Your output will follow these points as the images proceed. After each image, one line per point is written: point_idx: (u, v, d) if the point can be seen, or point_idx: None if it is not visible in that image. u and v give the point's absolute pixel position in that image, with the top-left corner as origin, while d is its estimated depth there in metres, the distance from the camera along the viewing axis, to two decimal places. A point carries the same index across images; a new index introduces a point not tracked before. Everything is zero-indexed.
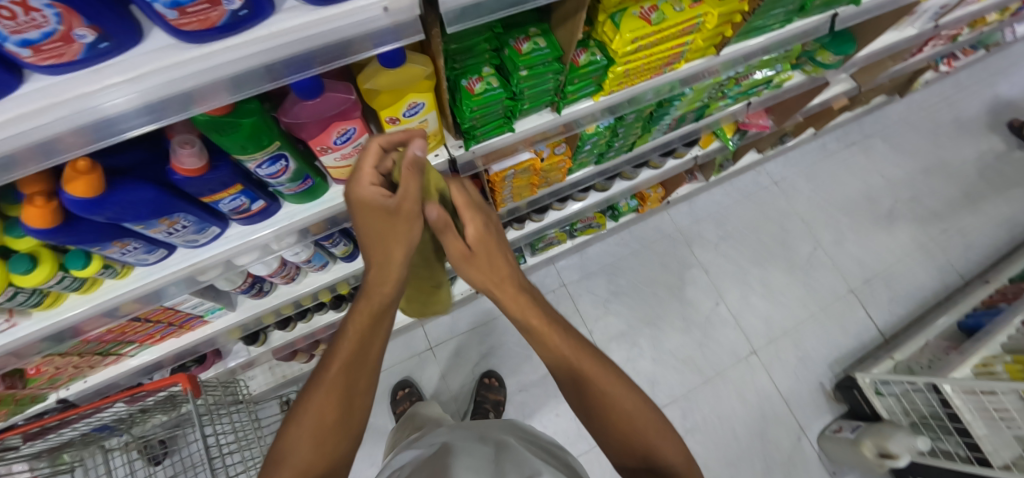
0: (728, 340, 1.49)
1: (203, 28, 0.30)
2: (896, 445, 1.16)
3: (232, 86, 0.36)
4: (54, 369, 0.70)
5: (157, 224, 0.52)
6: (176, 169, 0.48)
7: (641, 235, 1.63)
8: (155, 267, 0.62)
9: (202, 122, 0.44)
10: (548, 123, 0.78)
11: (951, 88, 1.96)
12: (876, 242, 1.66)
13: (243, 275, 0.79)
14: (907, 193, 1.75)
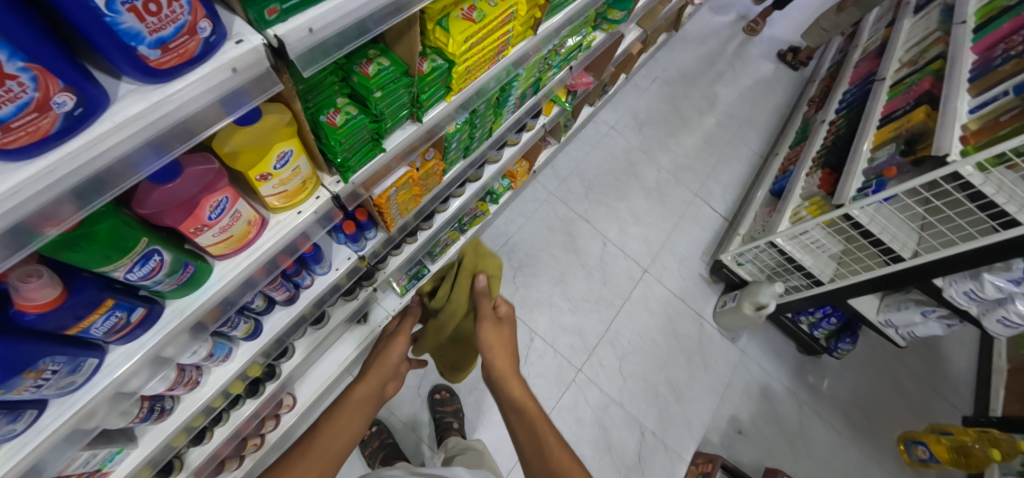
0: (621, 269, 1.70)
1: (35, 141, 0.28)
2: (764, 296, 1.50)
3: (76, 198, 0.33)
4: None
5: (26, 379, 0.44)
6: (26, 309, 0.41)
7: (522, 208, 1.74)
8: (31, 435, 0.50)
9: (49, 246, 0.40)
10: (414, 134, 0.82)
11: (703, 20, 2.54)
12: (699, 151, 2.09)
13: (138, 401, 0.67)
14: (712, 102, 2.25)
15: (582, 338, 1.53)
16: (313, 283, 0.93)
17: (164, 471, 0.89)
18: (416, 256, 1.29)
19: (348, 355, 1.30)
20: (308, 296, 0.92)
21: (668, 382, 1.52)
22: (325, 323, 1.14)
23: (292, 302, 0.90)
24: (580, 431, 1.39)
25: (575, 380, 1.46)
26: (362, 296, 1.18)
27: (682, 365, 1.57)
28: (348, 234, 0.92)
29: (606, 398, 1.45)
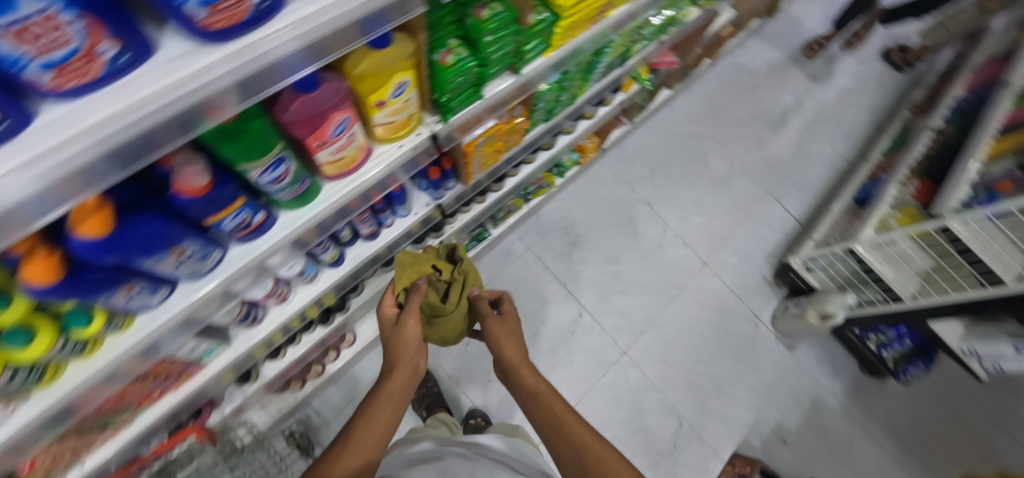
0: (677, 258, 1.62)
1: (231, 25, 0.31)
2: (833, 305, 1.37)
3: (241, 92, 0.37)
4: (48, 460, 0.62)
5: (169, 255, 0.50)
6: (182, 191, 0.46)
7: (586, 186, 1.68)
8: (162, 310, 0.57)
9: (212, 136, 0.44)
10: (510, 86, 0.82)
11: (801, 6, 2.32)
12: (777, 146, 1.94)
13: (239, 304, 0.73)
14: (799, 97, 2.08)
15: (628, 320, 1.50)
16: (394, 224, 0.96)
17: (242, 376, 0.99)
18: (480, 218, 1.30)
19: None
20: (387, 236, 0.95)
21: (712, 378, 1.47)
22: (394, 267, 1.16)
23: (374, 238, 0.94)
24: (616, 412, 1.39)
25: (618, 360, 1.45)
26: (429, 246, 1.21)
27: (730, 363, 1.50)
28: (434, 179, 0.94)
29: (646, 382, 1.43)
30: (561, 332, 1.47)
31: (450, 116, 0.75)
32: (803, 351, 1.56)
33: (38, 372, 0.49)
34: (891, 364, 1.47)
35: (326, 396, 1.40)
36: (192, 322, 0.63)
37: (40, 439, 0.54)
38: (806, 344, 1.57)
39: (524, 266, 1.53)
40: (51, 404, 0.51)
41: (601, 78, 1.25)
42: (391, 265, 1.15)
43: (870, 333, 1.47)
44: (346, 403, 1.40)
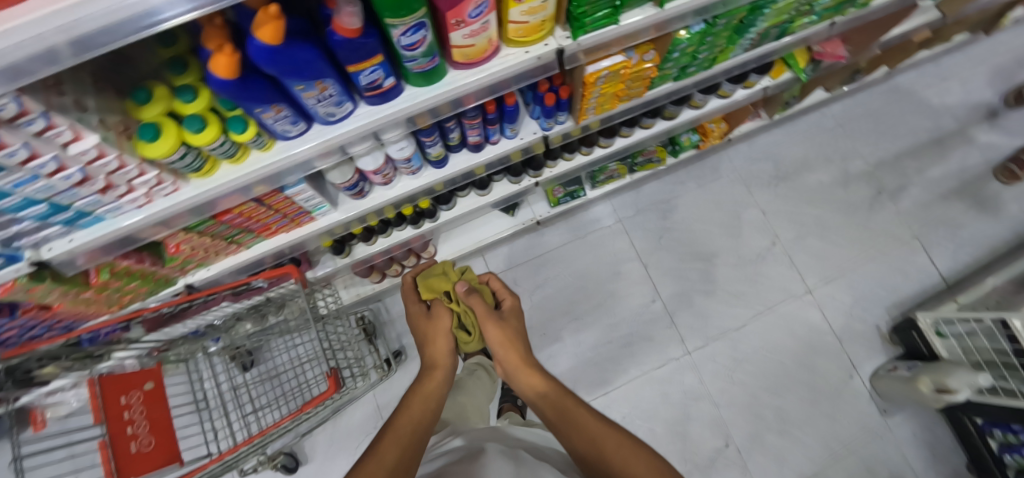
0: (780, 277, 1.45)
1: None
2: (956, 380, 1.12)
3: None
4: (190, 249, 0.74)
5: (314, 88, 0.53)
6: (339, 30, 0.48)
7: (696, 173, 1.55)
8: (296, 143, 0.62)
9: None
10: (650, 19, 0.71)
11: None
12: (950, 186, 1.55)
13: (352, 169, 0.77)
14: (1003, 134, 1.61)
15: (702, 323, 1.40)
16: (500, 142, 0.93)
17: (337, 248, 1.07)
18: (579, 171, 1.27)
19: (487, 235, 1.36)
20: (491, 152, 0.93)
21: (777, 412, 1.33)
22: (489, 193, 1.16)
23: (479, 150, 0.92)
24: (661, 408, 1.33)
25: (677, 358, 1.37)
26: (525, 184, 1.17)
27: (804, 404, 1.33)
28: (546, 106, 0.86)
29: (701, 390, 1.35)
30: (630, 310, 1.41)
31: (581, 34, 0.67)
32: (900, 423, 1.32)
33: (203, 161, 0.58)
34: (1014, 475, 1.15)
35: (397, 297, 1.48)
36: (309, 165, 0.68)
37: (190, 219, 0.66)
38: (907, 416, 1.33)
39: (607, 237, 1.48)
40: (201, 193, 0.61)
41: (748, 48, 1.04)
42: (487, 190, 1.15)
43: (993, 428, 1.17)
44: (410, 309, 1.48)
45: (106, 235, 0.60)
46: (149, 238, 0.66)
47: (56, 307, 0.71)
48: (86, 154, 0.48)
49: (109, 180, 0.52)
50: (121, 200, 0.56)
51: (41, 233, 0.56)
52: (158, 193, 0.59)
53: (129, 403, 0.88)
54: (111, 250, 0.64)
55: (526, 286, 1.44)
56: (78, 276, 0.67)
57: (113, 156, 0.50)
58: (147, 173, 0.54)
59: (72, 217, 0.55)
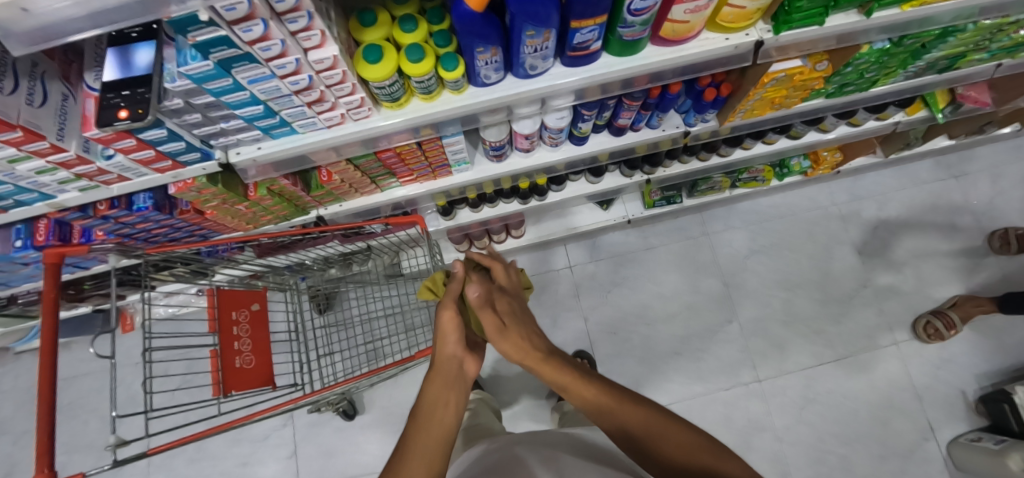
0: (868, 324, 1.39)
1: None
2: None
3: None
4: (338, 181, 0.76)
5: (538, 38, 0.52)
6: None
7: (792, 200, 1.52)
8: (486, 91, 0.61)
9: None
10: (855, 25, 0.67)
11: None
12: None
13: (507, 130, 0.77)
14: None
15: (778, 354, 1.37)
16: (641, 130, 0.92)
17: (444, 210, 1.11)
18: (688, 176, 1.24)
19: (579, 225, 1.37)
20: (632, 137, 0.92)
21: (843, 460, 1.27)
22: (600, 181, 1.17)
23: (620, 135, 0.91)
24: (721, 431, 1.30)
25: (745, 384, 1.35)
26: (636, 178, 1.17)
27: (872, 458, 1.27)
28: (703, 102, 0.84)
29: (766, 422, 1.31)
30: (705, 325, 1.41)
31: (784, 30, 0.64)
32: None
33: (402, 92, 0.57)
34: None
35: None
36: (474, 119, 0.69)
37: (358, 150, 0.67)
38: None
39: (693, 247, 1.49)
40: (389, 124, 0.61)
41: (908, 77, 0.97)
42: (599, 178, 1.15)
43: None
44: None
45: (292, 149, 0.61)
46: (316, 162, 0.67)
47: (208, 214, 0.74)
48: (321, 63, 0.48)
49: (322, 94, 0.52)
50: (318, 116, 0.57)
51: (237, 136, 0.58)
52: (351, 116, 0.59)
53: (238, 320, 0.91)
54: (283, 166, 0.65)
55: (603, 283, 1.46)
56: (242, 188, 0.69)
57: (340, 71, 0.50)
58: (354, 94, 0.54)
59: (273, 124, 0.56)
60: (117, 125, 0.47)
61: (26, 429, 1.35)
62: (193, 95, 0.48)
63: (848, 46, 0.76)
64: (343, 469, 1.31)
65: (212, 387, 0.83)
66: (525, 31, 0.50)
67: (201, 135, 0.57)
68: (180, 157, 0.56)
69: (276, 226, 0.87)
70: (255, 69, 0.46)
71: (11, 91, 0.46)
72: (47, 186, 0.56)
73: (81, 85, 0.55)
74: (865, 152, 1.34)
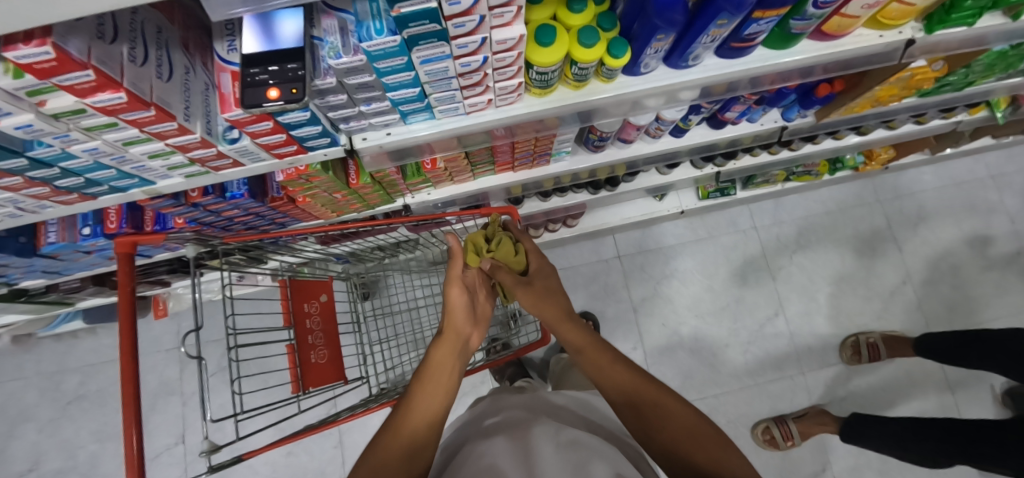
0: (907, 318, 1.44)
1: None
2: None
3: None
4: (441, 169, 0.71)
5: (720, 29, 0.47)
6: None
7: (839, 195, 1.52)
8: (634, 81, 0.57)
9: None
10: (1002, 27, 0.64)
11: None
12: None
13: (620, 122, 0.73)
14: None
15: (822, 348, 1.41)
16: (739, 123, 0.88)
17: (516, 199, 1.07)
18: (751, 171, 1.22)
19: (634, 215, 1.34)
20: (731, 131, 0.88)
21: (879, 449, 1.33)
22: (672, 173, 1.15)
23: (720, 127, 0.88)
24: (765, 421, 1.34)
25: (790, 376, 1.39)
26: (707, 171, 1.15)
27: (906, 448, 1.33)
28: (812, 98, 0.81)
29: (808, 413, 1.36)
30: (751, 319, 1.43)
31: (939, 29, 0.61)
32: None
33: (555, 79, 0.52)
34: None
35: None
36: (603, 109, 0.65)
37: (478, 139, 0.62)
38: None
39: (742, 240, 1.49)
40: (530, 112, 0.56)
41: (998, 79, 0.94)
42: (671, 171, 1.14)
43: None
44: None
45: (426, 135, 0.55)
46: (436, 151, 0.62)
47: (300, 202, 0.68)
48: (503, 43, 0.42)
49: (483, 77, 0.47)
50: (464, 101, 0.51)
51: (370, 119, 0.52)
52: (497, 102, 0.53)
53: (310, 312, 0.85)
54: (402, 154, 0.60)
55: (653, 274, 1.45)
56: (347, 175, 0.63)
57: (515, 54, 0.44)
58: (512, 80, 0.49)
59: (417, 108, 0.50)
60: (266, 107, 0.40)
61: (55, 416, 1.29)
62: (351, 74, 0.42)
63: (977, 49, 0.72)
64: None
65: (291, 383, 0.77)
66: (712, 19, 0.46)
67: (333, 118, 0.50)
68: (308, 141, 0.50)
69: (356, 216, 0.82)
70: (436, 47, 0.40)
71: (141, 62, 0.40)
72: (152, 171, 0.50)
73: (202, 56, 0.49)
74: (918, 149, 1.31)
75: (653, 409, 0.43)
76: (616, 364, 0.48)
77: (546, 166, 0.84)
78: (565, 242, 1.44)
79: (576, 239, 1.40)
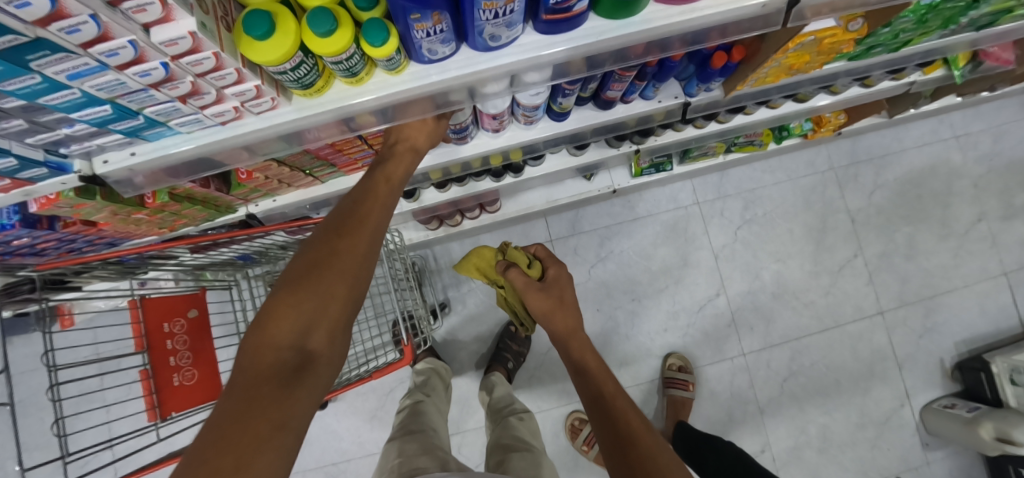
0: (857, 293, 1.38)
1: None
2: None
3: None
4: (262, 178, 0.63)
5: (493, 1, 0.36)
6: None
7: (790, 164, 1.41)
8: (433, 69, 0.47)
9: None
10: None
11: None
12: None
13: (467, 112, 0.64)
14: None
15: (765, 328, 1.36)
16: (633, 102, 0.78)
17: (406, 192, 0.98)
18: (679, 145, 1.09)
19: (561, 197, 1.25)
20: (622, 112, 0.78)
21: (823, 429, 1.30)
22: (584, 154, 1.04)
23: (608, 108, 0.77)
24: (706, 405, 1.31)
25: (731, 358, 1.35)
26: (623, 149, 1.04)
27: (850, 425, 1.31)
28: (709, 69, 0.69)
29: (749, 395, 1.32)
30: (692, 299, 1.37)
31: None
32: (940, 458, 1.29)
33: (317, 77, 0.42)
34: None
35: (447, 247, 1.38)
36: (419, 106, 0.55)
37: (271, 150, 0.53)
38: (947, 452, 1.30)
39: (683, 217, 1.40)
40: (303, 118, 0.47)
41: (946, 34, 0.80)
42: (582, 150, 1.03)
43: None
44: None
45: (181, 151, 0.46)
46: (229, 165, 0.53)
47: (102, 225, 0.60)
48: (175, 46, 0.32)
49: (195, 84, 0.37)
50: (202, 111, 0.42)
51: (94, 141, 0.43)
52: (250, 109, 0.44)
53: (173, 331, 0.78)
54: (182, 173, 0.51)
55: (587, 257, 1.38)
56: (134, 196, 0.55)
57: (211, 54, 0.34)
58: (244, 83, 0.39)
59: (140, 125, 0.41)
60: None
61: None
62: None
63: (899, 4, 0.59)
64: (322, 456, 1.25)
65: (146, 412, 0.71)
66: None
67: (41, 144, 0.41)
68: (21, 174, 0.41)
69: (197, 229, 0.74)
70: (69, 59, 0.31)
71: None
72: None
73: None
74: (871, 113, 1.18)
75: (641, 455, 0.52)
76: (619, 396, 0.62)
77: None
78: (493, 228, 1.35)
79: (502, 224, 1.32)
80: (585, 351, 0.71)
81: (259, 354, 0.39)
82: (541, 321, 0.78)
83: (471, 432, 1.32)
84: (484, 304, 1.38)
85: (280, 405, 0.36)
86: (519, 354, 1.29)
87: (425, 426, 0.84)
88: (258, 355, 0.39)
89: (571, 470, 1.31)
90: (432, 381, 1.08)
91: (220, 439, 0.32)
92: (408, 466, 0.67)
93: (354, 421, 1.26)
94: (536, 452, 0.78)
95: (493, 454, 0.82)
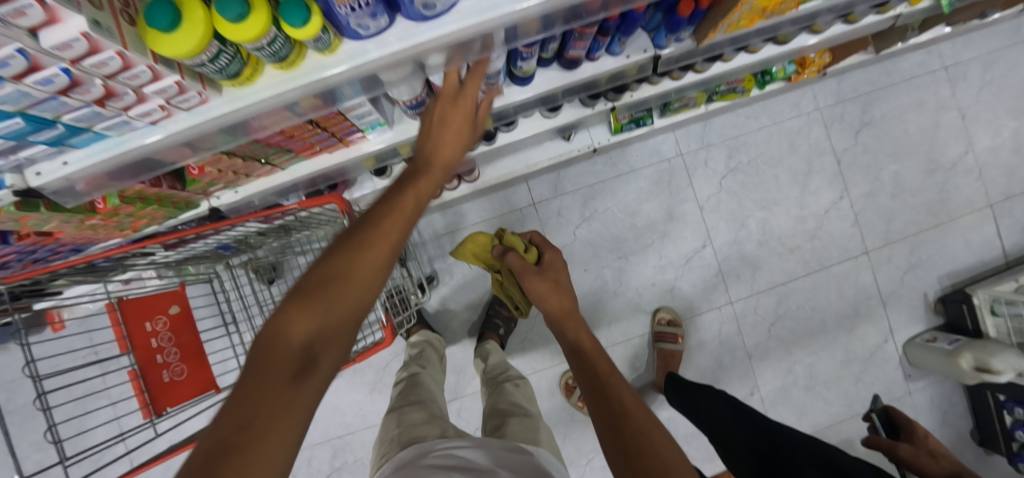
0: (842, 235, 1.39)
1: None
2: (1002, 363, 1.15)
3: None
4: (216, 171, 0.60)
5: None
6: None
7: (776, 108, 1.38)
8: (371, 45, 0.44)
9: None
10: None
11: None
12: None
13: (422, 85, 0.60)
14: None
15: (752, 275, 1.39)
16: (601, 58, 0.74)
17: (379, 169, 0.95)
18: (657, 99, 1.05)
19: (539, 159, 1.22)
20: (589, 70, 0.74)
21: (808, 368, 1.37)
22: (558, 115, 1.00)
23: (574, 68, 0.73)
24: (695, 354, 1.37)
25: (719, 308, 1.39)
26: (599, 107, 1.01)
27: (834, 363, 1.38)
28: (676, 17, 0.64)
29: (736, 341, 1.38)
30: (679, 253, 1.38)
31: None
32: (920, 388, 1.37)
33: (241, 64, 0.40)
34: (1014, 446, 1.26)
35: (430, 220, 1.36)
36: (367, 85, 0.52)
37: (214, 143, 0.50)
38: (928, 382, 1.38)
39: (667, 171, 1.38)
40: (236, 110, 0.44)
41: None
42: (556, 112, 0.99)
43: (1016, 406, 1.22)
44: (446, 231, 1.36)
45: (115, 155, 0.44)
46: (172, 163, 0.51)
47: (59, 234, 0.59)
48: (69, 48, 0.29)
49: (108, 86, 0.35)
50: (126, 113, 0.39)
51: (20, 153, 0.41)
52: (179, 105, 0.41)
53: (155, 330, 0.79)
54: (124, 177, 0.49)
55: (573, 219, 1.38)
56: (82, 204, 0.53)
57: (113, 53, 0.31)
58: (162, 79, 0.36)
59: (62, 134, 0.39)
60: None
61: None
62: None
63: None
64: (328, 430, 1.31)
65: (140, 410, 0.74)
66: None
67: None
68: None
69: (164, 227, 0.73)
70: None
71: None
72: None
73: None
74: (858, 50, 1.11)
75: (633, 425, 0.54)
76: (612, 375, 0.64)
77: (365, 141, 0.70)
78: (476, 196, 1.33)
79: (484, 193, 1.30)
80: (580, 332, 0.75)
81: (274, 346, 0.37)
82: (535, 301, 0.82)
83: (470, 396, 1.38)
84: (475, 274, 1.40)
85: (288, 401, 0.35)
86: (509, 320, 1.32)
87: (424, 396, 0.88)
88: (272, 348, 0.37)
89: (569, 424, 1.39)
90: (426, 353, 1.11)
91: (228, 437, 0.31)
92: (408, 435, 0.71)
93: (355, 395, 1.32)
94: (534, 418, 0.82)
95: (490, 419, 0.86)
